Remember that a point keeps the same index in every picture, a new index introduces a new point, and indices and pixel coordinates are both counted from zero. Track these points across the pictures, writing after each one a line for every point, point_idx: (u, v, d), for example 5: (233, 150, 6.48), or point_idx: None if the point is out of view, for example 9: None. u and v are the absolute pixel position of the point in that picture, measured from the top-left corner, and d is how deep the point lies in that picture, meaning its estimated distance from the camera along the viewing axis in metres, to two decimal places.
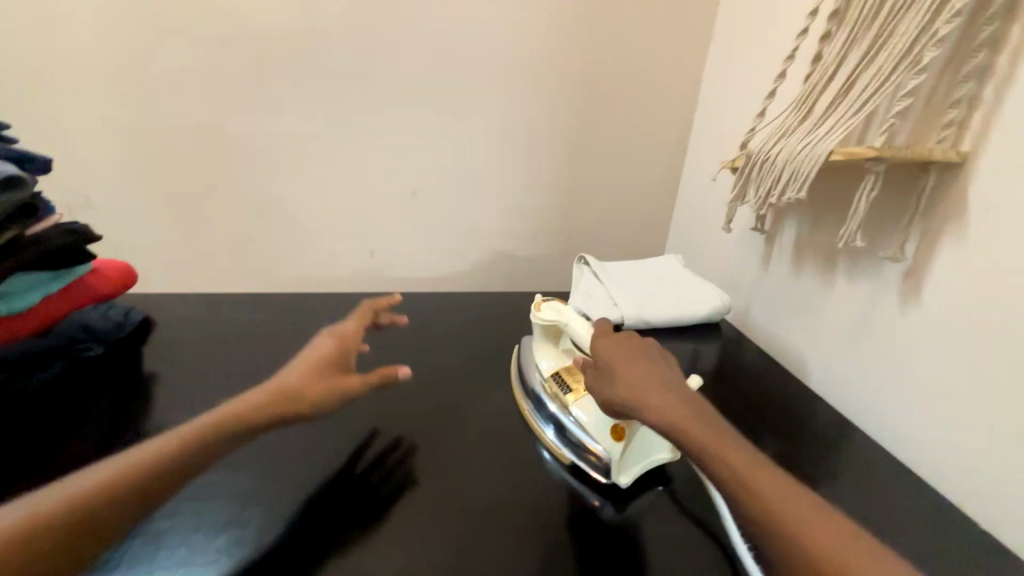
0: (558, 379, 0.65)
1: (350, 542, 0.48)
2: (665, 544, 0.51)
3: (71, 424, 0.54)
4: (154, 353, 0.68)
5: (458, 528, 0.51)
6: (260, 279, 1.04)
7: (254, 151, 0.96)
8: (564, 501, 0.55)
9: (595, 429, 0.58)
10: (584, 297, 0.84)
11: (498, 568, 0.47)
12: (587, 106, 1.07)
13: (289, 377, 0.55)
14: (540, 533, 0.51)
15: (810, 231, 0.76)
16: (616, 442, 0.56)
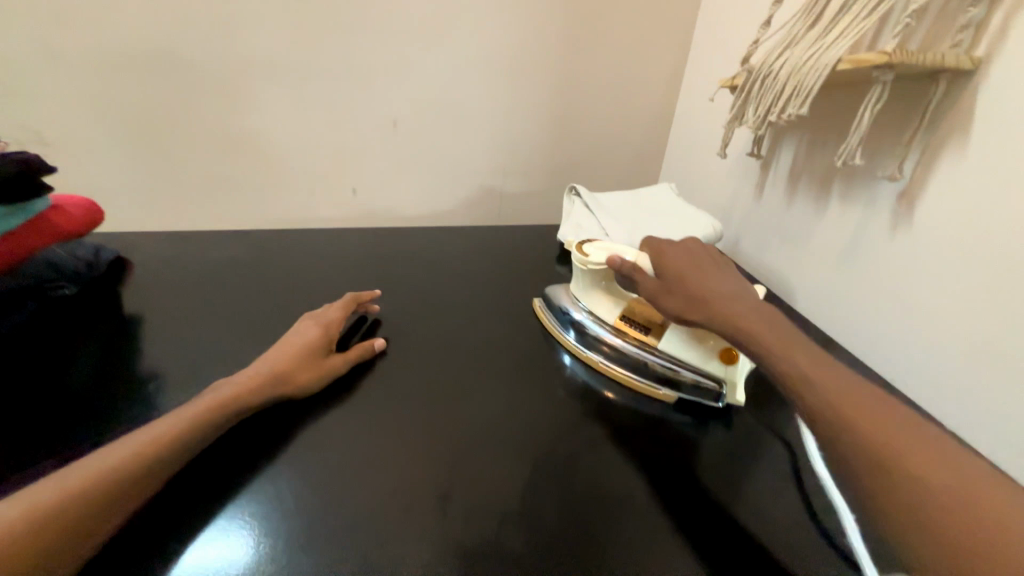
0: (629, 320, 0.57)
1: (438, 469, 0.45)
2: (757, 460, 0.48)
3: (55, 362, 0.54)
4: (132, 292, 0.66)
5: (540, 452, 0.47)
6: (239, 219, 1.00)
7: (214, 77, 0.87)
8: (650, 428, 0.50)
9: (695, 358, 0.53)
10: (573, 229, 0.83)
11: (597, 489, 0.43)
12: (578, 21, 0.98)
13: (276, 360, 0.50)
14: (635, 456, 0.46)
15: (808, 154, 0.73)
16: (729, 365, 0.52)
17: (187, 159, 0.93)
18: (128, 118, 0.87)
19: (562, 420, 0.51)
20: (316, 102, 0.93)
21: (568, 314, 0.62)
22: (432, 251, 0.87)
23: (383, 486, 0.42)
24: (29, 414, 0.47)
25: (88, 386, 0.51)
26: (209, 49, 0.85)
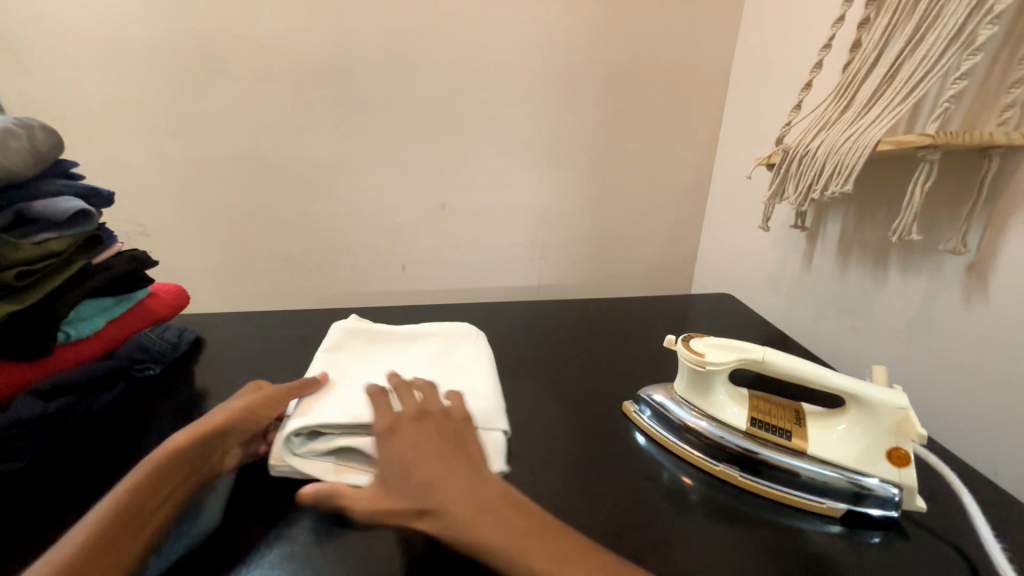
0: (764, 423, 0.47)
1: None
2: (910, 563, 0.39)
3: (126, 435, 0.56)
4: (205, 365, 0.72)
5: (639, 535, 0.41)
6: (299, 296, 1.09)
7: (291, 175, 1.00)
8: (772, 530, 0.42)
9: (854, 460, 0.42)
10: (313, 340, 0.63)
11: None
12: (612, 110, 1.06)
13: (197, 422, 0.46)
14: (757, 551, 0.40)
15: (857, 226, 0.72)
16: (905, 469, 0.41)
17: (261, 244, 1.04)
18: (217, 211, 1.00)
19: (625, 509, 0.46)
20: (375, 191, 1.04)
21: (673, 411, 0.51)
22: (477, 324, 0.89)
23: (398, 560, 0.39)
24: (96, 488, 0.48)
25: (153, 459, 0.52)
26: (289, 154, 0.99)
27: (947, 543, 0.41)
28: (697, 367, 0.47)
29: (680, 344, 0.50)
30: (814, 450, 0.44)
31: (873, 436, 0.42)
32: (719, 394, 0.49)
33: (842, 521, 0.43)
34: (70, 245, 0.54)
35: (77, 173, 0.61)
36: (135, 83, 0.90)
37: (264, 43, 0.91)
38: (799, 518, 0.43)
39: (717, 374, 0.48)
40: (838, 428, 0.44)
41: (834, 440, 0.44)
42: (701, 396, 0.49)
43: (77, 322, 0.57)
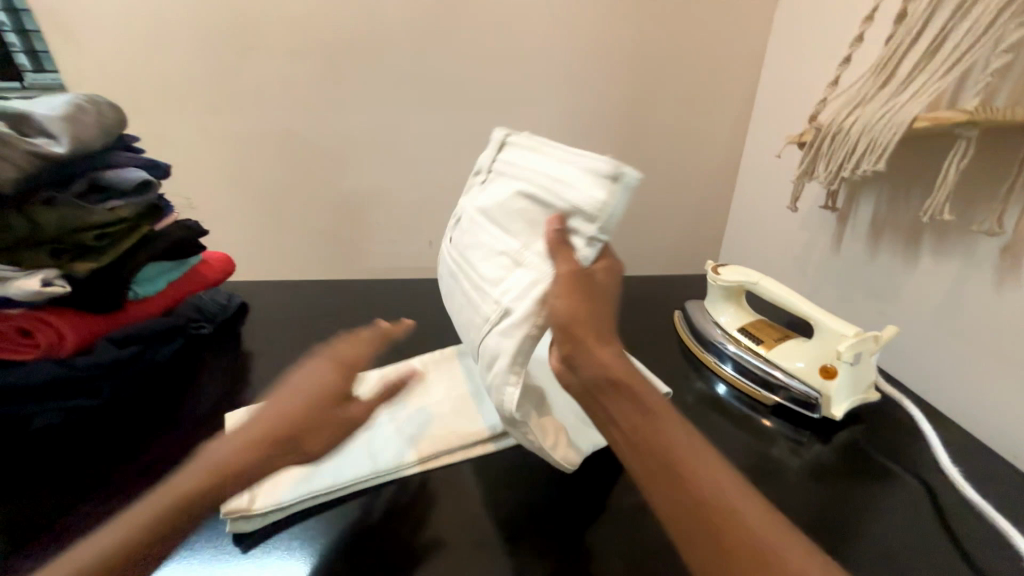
0: (748, 333, 0.66)
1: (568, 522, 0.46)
2: (903, 540, 0.46)
3: (184, 398, 0.62)
4: (249, 327, 0.78)
5: None
6: (332, 268, 1.15)
7: (325, 151, 1.04)
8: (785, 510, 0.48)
9: (803, 373, 0.58)
10: (599, 172, 0.40)
11: None
12: (640, 87, 1.05)
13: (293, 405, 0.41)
14: None
15: (889, 206, 0.70)
16: (827, 381, 0.56)
17: (298, 218, 1.09)
18: (258, 185, 1.06)
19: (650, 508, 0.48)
20: (404, 168, 1.07)
21: (752, 362, 0.62)
22: None
23: (460, 521, 0.47)
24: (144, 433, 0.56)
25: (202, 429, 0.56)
26: (324, 131, 1.03)
27: (944, 529, 0.47)
28: (714, 280, 0.68)
29: (713, 270, 0.70)
30: (770, 357, 0.61)
31: (810, 354, 0.58)
32: (734, 316, 0.69)
33: (847, 502, 0.49)
34: (132, 213, 0.60)
35: (138, 146, 0.66)
36: (182, 61, 0.95)
37: (300, 20, 0.94)
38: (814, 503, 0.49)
39: (729, 288, 0.68)
40: (803, 354, 0.59)
41: (796, 355, 0.60)
42: (718, 310, 0.71)
43: (141, 283, 0.63)
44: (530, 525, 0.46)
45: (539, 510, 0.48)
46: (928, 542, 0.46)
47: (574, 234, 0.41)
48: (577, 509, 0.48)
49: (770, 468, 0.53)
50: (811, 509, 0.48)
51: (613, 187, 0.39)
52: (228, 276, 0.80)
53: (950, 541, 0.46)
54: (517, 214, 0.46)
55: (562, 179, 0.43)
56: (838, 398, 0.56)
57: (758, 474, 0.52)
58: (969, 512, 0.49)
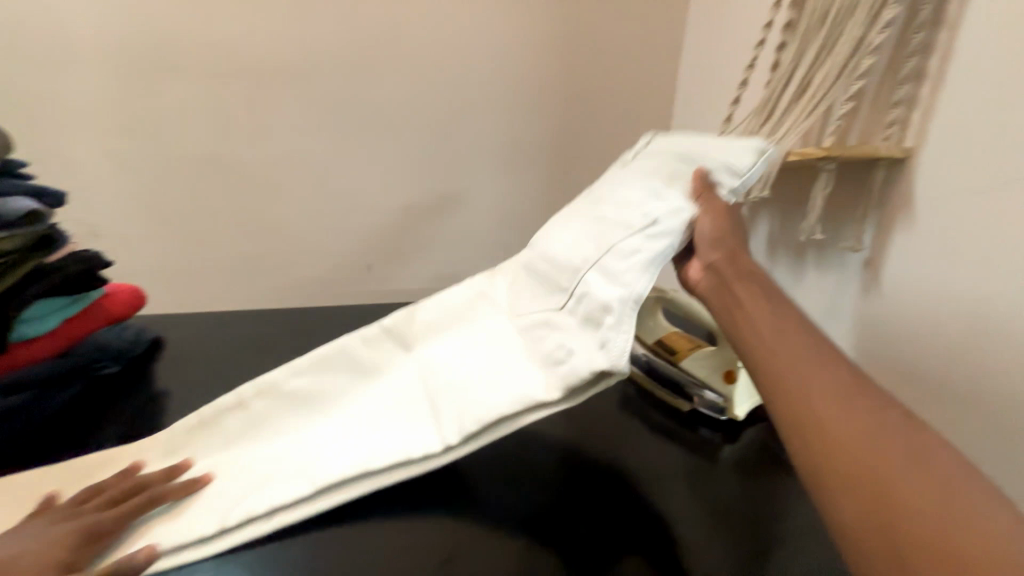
0: (663, 343, 0.71)
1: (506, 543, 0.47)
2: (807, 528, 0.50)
3: (74, 441, 0.57)
4: (162, 365, 0.72)
5: (606, 521, 0.49)
6: (261, 297, 1.09)
7: (251, 176, 1.00)
8: (705, 511, 0.51)
9: (710, 379, 0.64)
10: (751, 147, 0.54)
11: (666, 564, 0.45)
12: (568, 118, 1.12)
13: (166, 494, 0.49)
14: (694, 527, 0.49)
15: (781, 226, 0.80)
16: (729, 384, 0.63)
17: (221, 245, 1.03)
18: (174, 212, 0.99)
19: (570, 525, 0.49)
20: (337, 193, 1.06)
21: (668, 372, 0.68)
22: None
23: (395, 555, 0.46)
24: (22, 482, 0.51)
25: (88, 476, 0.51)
26: (251, 155, 0.99)
27: None
28: None
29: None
30: (685, 365, 0.66)
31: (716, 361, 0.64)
32: (651, 324, 0.72)
33: (758, 498, 0.53)
34: (17, 247, 0.54)
35: (28, 173, 0.60)
36: (87, 81, 0.89)
37: (223, 44, 0.92)
38: (730, 502, 0.53)
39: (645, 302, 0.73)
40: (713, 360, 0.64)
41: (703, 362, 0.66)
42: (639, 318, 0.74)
43: (27, 322, 0.58)
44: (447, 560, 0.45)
45: (460, 542, 0.47)
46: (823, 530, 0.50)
47: (723, 187, 0.53)
48: (512, 529, 0.48)
49: (691, 473, 0.57)
50: (719, 512, 0.51)
51: (762, 158, 0.54)
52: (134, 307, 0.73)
53: None
54: (668, 168, 0.56)
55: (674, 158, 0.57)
56: (739, 399, 0.64)
57: (680, 478, 0.56)
58: None
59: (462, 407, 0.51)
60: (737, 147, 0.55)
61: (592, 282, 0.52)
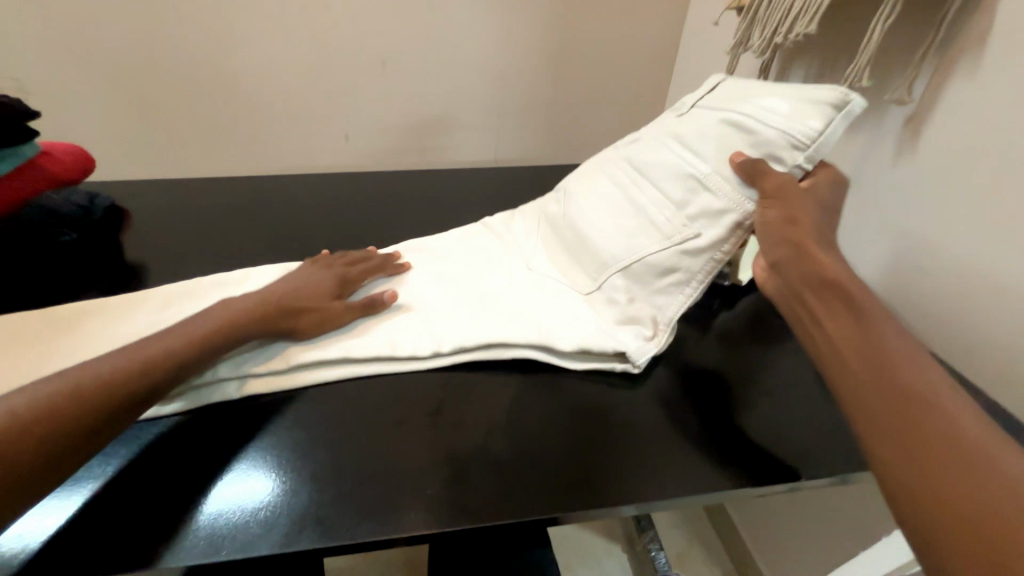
0: None
1: (489, 401, 0.46)
2: (789, 390, 0.51)
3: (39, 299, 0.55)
4: (128, 234, 0.67)
5: (590, 387, 0.49)
6: (230, 167, 0.99)
7: (191, 16, 0.84)
8: (690, 373, 0.52)
9: None
10: (824, 99, 0.47)
11: (648, 424, 0.46)
12: None
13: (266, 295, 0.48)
14: (678, 388, 0.50)
15: (816, 79, 0.69)
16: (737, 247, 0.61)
17: (176, 105, 0.91)
18: (113, 59, 0.85)
19: (554, 387, 0.49)
20: (299, 39, 0.89)
21: None
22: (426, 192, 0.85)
23: (379, 408, 0.45)
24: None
25: (56, 336, 0.48)
26: None
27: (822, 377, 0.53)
28: None
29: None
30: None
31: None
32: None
33: (742, 363, 0.54)
34: None
35: None
36: None
37: None
38: (718, 366, 0.53)
39: None
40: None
41: None
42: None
43: None
44: (441, 413, 0.45)
45: (445, 395, 0.47)
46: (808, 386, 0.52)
47: (789, 169, 0.48)
48: (498, 387, 0.48)
49: (681, 340, 0.56)
50: (705, 378, 0.52)
51: (837, 113, 0.46)
52: (77, 155, 0.65)
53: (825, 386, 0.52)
54: (714, 139, 0.51)
55: (784, 113, 0.49)
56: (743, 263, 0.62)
57: (671, 344, 0.56)
58: None
59: (446, 330, 0.50)
60: (811, 100, 0.48)
61: (620, 285, 0.52)
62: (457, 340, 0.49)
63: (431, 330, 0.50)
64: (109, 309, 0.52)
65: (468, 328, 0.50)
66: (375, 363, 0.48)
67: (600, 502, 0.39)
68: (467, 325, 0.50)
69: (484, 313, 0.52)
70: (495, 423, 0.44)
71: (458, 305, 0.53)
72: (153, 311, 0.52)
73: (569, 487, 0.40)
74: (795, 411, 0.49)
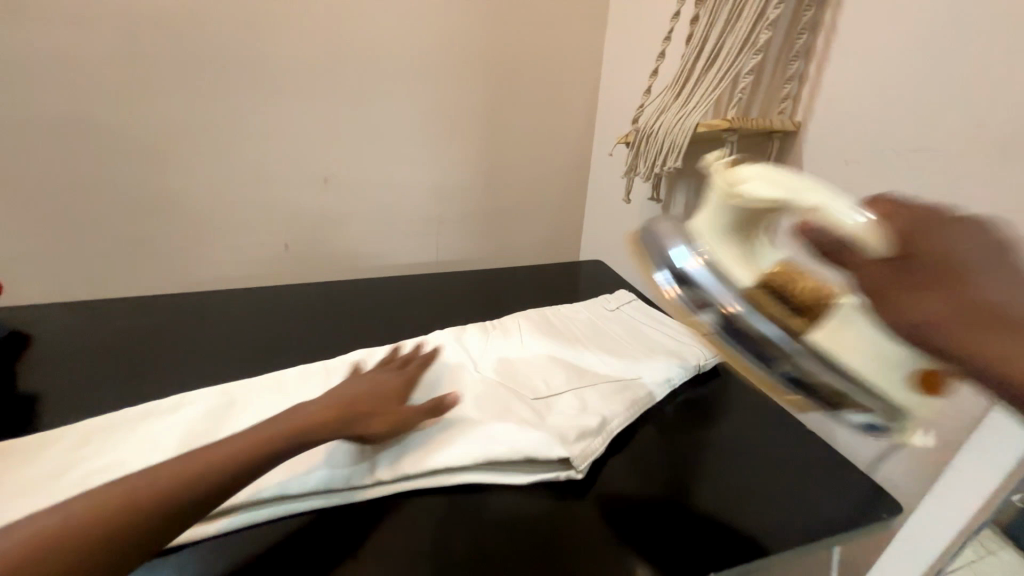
0: None
1: (430, 532, 0.47)
2: (715, 483, 0.56)
3: None
4: (32, 364, 0.63)
5: (532, 502, 0.51)
6: (161, 282, 0.98)
7: (133, 146, 0.88)
8: (624, 475, 0.55)
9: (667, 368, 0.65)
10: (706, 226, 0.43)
11: (586, 535, 0.48)
12: (496, 86, 1.06)
13: (350, 392, 0.54)
14: (614, 490, 0.53)
15: (694, 197, 0.85)
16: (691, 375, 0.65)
17: (108, 228, 0.91)
18: (43, 188, 0.85)
19: (492, 505, 0.50)
20: (243, 166, 0.95)
21: None
22: (365, 300, 0.88)
23: (315, 550, 0.44)
24: None
25: None
26: (127, 120, 0.86)
27: (744, 465, 0.59)
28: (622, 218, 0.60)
29: None
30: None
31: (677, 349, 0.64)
32: (765, 257, 0.43)
33: (679, 457, 0.59)
34: None
35: None
36: None
37: None
38: (654, 463, 0.57)
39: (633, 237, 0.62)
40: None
41: None
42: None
43: None
44: (371, 549, 0.45)
45: (381, 531, 0.46)
46: (730, 474, 0.57)
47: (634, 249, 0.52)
48: (433, 517, 0.48)
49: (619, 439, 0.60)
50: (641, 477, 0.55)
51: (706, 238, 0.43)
52: None
53: (748, 475, 0.58)
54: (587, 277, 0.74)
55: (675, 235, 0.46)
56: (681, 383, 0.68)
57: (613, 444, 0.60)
58: (760, 448, 0.62)
59: (386, 451, 0.52)
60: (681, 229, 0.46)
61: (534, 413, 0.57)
62: (401, 466, 0.50)
63: (368, 450, 0.52)
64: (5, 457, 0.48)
65: (411, 449, 0.52)
66: (317, 498, 0.48)
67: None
68: (415, 447, 0.52)
69: (435, 434, 0.54)
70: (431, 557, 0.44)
71: (412, 424, 0.55)
72: (66, 452, 0.49)
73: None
74: (724, 506, 0.53)
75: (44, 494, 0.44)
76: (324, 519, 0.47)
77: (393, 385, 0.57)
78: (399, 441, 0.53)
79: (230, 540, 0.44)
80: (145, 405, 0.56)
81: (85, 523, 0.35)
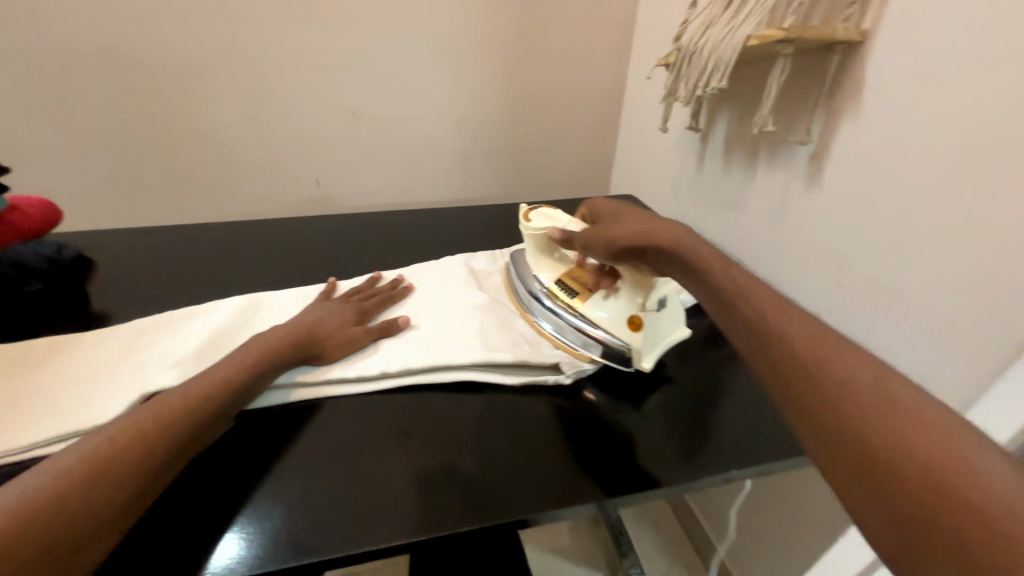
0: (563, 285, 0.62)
1: (459, 422, 0.50)
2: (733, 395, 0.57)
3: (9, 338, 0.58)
4: (98, 282, 0.68)
5: (553, 403, 0.53)
6: (203, 214, 1.02)
7: (160, 75, 0.87)
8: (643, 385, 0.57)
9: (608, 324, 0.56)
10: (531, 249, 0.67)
11: (606, 430, 0.50)
12: (526, 3, 0.98)
13: (302, 318, 0.56)
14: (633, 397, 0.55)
15: (738, 123, 0.79)
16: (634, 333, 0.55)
17: (148, 160, 0.94)
18: (83, 120, 0.88)
19: (516, 404, 0.53)
20: (268, 95, 0.94)
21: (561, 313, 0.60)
22: (396, 231, 0.89)
23: (355, 433, 0.48)
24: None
25: (27, 374, 0.50)
26: (151, 48, 0.85)
27: None
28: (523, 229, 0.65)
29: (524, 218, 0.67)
30: (586, 310, 0.58)
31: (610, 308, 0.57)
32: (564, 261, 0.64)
33: (697, 372, 0.60)
34: None
35: None
36: None
37: None
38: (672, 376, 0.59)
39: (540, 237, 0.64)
40: (609, 304, 0.57)
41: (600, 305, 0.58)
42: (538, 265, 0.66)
43: None
44: (406, 431, 0.48)
45: (415, 420, 0.50)
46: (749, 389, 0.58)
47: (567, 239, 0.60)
48: (461, 410, 0.51)
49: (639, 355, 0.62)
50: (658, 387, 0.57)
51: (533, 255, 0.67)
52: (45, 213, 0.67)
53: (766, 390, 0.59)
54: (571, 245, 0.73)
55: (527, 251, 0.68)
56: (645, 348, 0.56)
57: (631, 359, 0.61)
58: None
59: (393, 353, 0.55)
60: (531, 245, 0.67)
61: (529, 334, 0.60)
62: (428, 364, 0.54)
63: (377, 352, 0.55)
64: (80, 350, 0.54)
65: (435, 351, 0.55)
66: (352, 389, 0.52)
67: (563, 504, 0.42)
68: (438, 349, 0.56)
69: (458, 341, 0.57)
70: (462, 440, 0.48)
71: (436, 332, 0.59)
72: (124, 341, 0.55)
73: (540, 492, 0.43)
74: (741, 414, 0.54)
75: (108, 371, 0.51)
76: (353, 408, 0.51)
77: (343, 315, 0.58)
78: (424, 345, 0.56)
79: (266, 416, 0.49)
80: (185, 309, 0.61)
81: (119, 446, 0.37)
